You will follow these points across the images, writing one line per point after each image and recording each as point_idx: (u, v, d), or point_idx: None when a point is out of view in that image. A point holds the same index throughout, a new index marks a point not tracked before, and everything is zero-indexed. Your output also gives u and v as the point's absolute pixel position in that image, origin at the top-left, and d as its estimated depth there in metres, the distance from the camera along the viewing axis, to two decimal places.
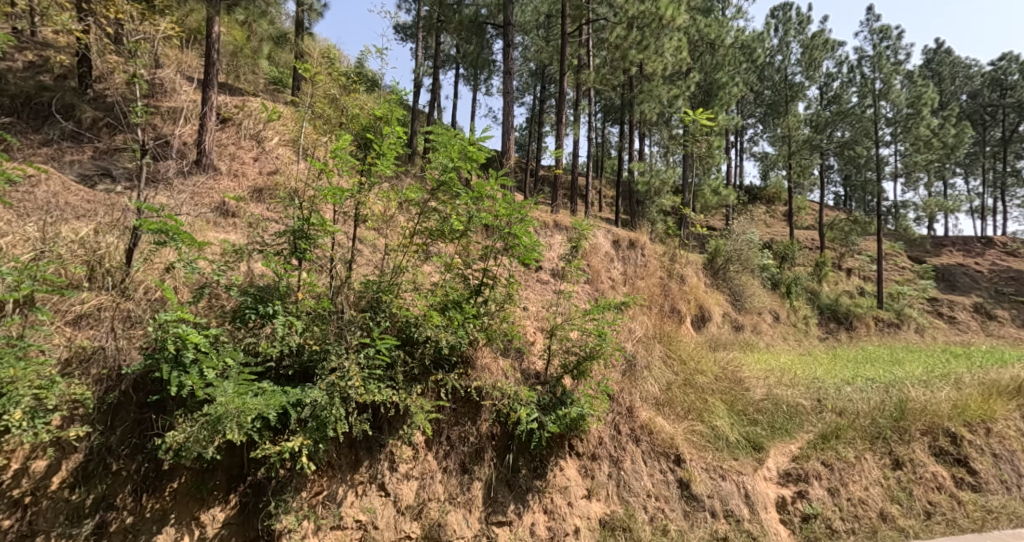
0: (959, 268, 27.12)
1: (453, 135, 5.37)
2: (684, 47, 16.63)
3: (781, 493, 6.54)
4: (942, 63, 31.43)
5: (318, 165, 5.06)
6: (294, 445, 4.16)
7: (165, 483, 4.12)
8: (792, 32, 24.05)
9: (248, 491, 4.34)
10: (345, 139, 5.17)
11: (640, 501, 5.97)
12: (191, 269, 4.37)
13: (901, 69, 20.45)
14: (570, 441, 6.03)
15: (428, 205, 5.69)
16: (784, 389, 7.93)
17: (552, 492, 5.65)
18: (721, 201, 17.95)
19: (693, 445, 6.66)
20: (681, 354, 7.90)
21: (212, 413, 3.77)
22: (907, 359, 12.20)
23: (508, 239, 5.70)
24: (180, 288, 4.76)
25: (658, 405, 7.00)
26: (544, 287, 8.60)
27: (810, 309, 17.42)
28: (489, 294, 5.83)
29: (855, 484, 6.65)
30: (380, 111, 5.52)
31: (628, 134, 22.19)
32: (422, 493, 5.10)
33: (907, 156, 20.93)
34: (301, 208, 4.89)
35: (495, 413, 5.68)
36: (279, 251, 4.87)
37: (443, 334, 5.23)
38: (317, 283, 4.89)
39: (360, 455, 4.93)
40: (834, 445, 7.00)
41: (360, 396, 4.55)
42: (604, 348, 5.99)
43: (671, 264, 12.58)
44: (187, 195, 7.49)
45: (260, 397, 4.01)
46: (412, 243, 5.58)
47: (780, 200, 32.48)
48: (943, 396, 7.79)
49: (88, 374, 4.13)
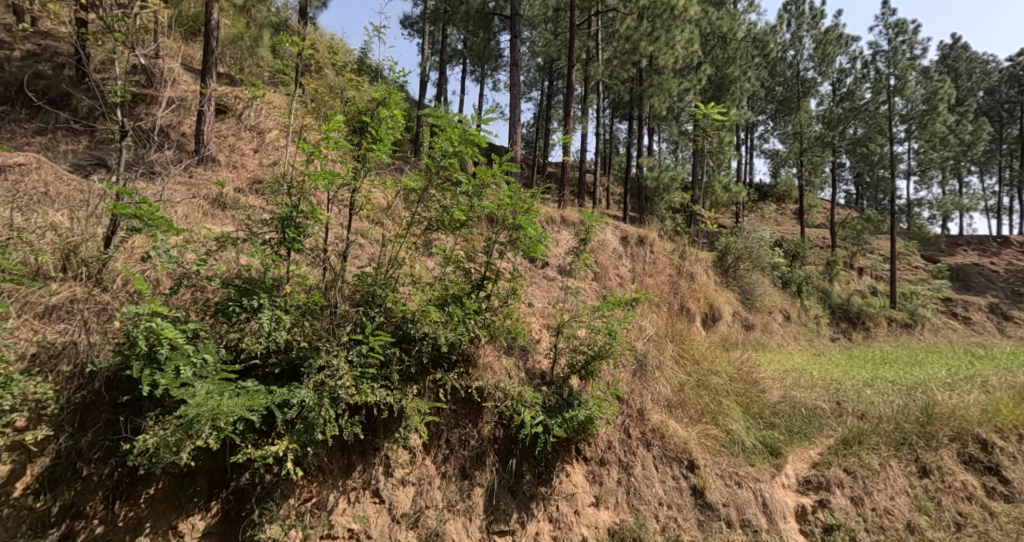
0: (973, 268, 26.52)
1: (455, 117, 5.01)
2: (696, 40, 16.23)
3: (800, 502, 6.18)
4: (959, 59, 30.57)
5: (308, 147, 4.69)
6: (278, 450, 3.86)
7: (141, 489, 3.83)
8: (806, 26, 23.55)
9: (231, 497, 4.04)
10: (339, 121, 4.82)
11: (651, 510, 5.63)
12: (168, 258, 3.94)
13: (917, 65, 19.92)
14: (577, 445, 5.69)
15: (428, 193, 5.36)
16: (801, 391, 7.61)
17: (558, 499, 5.33)
18: (731, 198, 17.54)
19: (707, 450, 6.31)
20: (694, 353, 7.56)
21: (185, 415, 3.46)
22: (927, 361, 11.70)
23: (513, 231, 5.33)
24: (154, 279, 4.40)
25: (669, 407, 6.66)
26: (551, 284, 8.24)
27: (821, 309, 16.96)
28: (492, 288, 5.47)
29: (880, 493, 6.24)
30: (378, 94, 5.18)
31: (637, 130, 21.76)
32: (420, 499, 4.78)
33: (922, 153, 20.35)
34: (289, 194, 4.55)
35: (498, 415, 5.34)
36: (266, 240, 4.50)
37: (442, 330, 4.90)
38: (307, 275, 4.54)
39: (353, 459, 4.62)
40: (856, 451, 6.65)
41: (352, 397, 4.21)
42: (614, 347, 5.64)
43: (680, 261, 12.12)
44: (183, 187, 7.21)
45: (239, 398, 3.68)
46: (410, 234, 5.21)
47: (791, 198, 31.94)
48: (972, 400, 7.39)
49: (57, 372, 3.83)
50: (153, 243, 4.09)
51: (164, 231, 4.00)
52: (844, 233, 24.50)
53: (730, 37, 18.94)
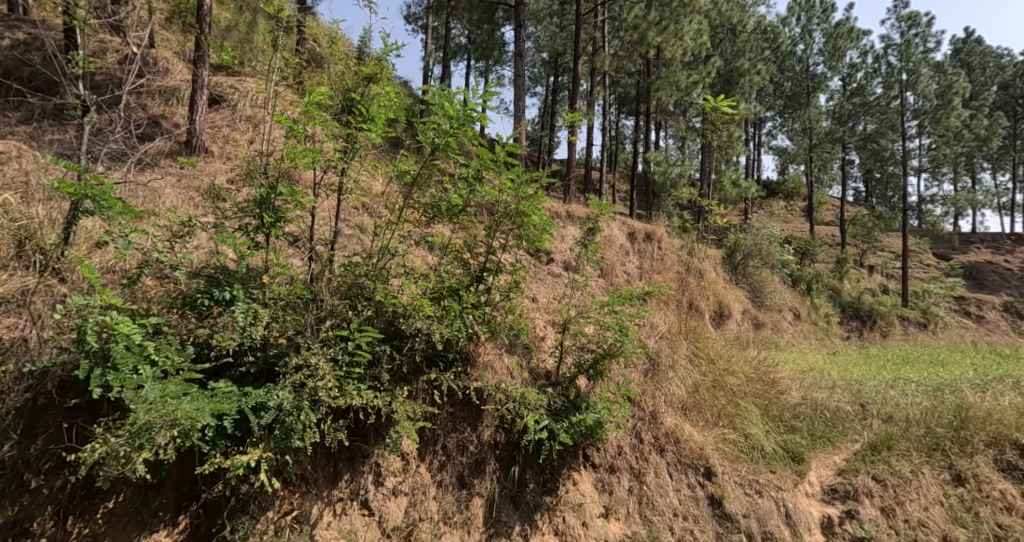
0: (987, 266, 25.88)
1: (453, 93, 4.56)
2: (704, 31, 15.58)
3: (826, 512, 5.73)
4: (972, 53, 29.95)
5: (286, 122, 4.27)
6: (250, 460, 3.45)
7: (98, 503, 3.44)
8: (816, 20, 22.97)
9: (201, 511, 3.65)
10: (323, 95, 4.40)
11: (665, 521, 5.19)
12: (126, 244, 3.46)
13: (930, 59, 19.24)
14: (585, 451, 5.27)
15: (422, 178, 4.92)
16: (822, 393, 7.19)
17: (564, 510, 4.89)
18: (741, 194, 17.02)
19: (724, 456, 5.86)
20: (709, 352, 7.13)
21: (135, 422, 3.03)
22: (949, 360, 11.16)
23: (515, 219, 4.86)
24: (110, 270, 3.97)
25: (684, 409, 6.23)
26: (556, 280, 7.78)
27: (831, 307, 16.41)
28: (492, 281, 5.02)
29: (912, 503, 5.78)
30: (368, 69, 4.77)
31: (643, 126, 21.25)
32: (413, 511, 4.37)
33: (934, 150, 19.82)
34: (266, 175, 4.11)
35: (498, 419, 4.91)
36: (241, 226, 4.07)
37: (437, 326, 4.45)
38: (287, 266, 4.13)
39: (339, 467, 4.21)
40: (886, 457, 6.20)
41: (334, 400, 3.77)
42: (625, 345, 5.18)
43: (688, 259, 11.61)
44: (173, 174, 6.80)
45: (203, 402, 3.25)
46: (404, 221, 4.77)
47: (800, 196, 31.25)
48: (1007, 403, 6.90)
49: (2, 371, 3.43)
50: (108, 227, 3.63)
51: (117, 214, 3.52)
52: (854, 230, 23.90)
53: (740, 31, 17.70)
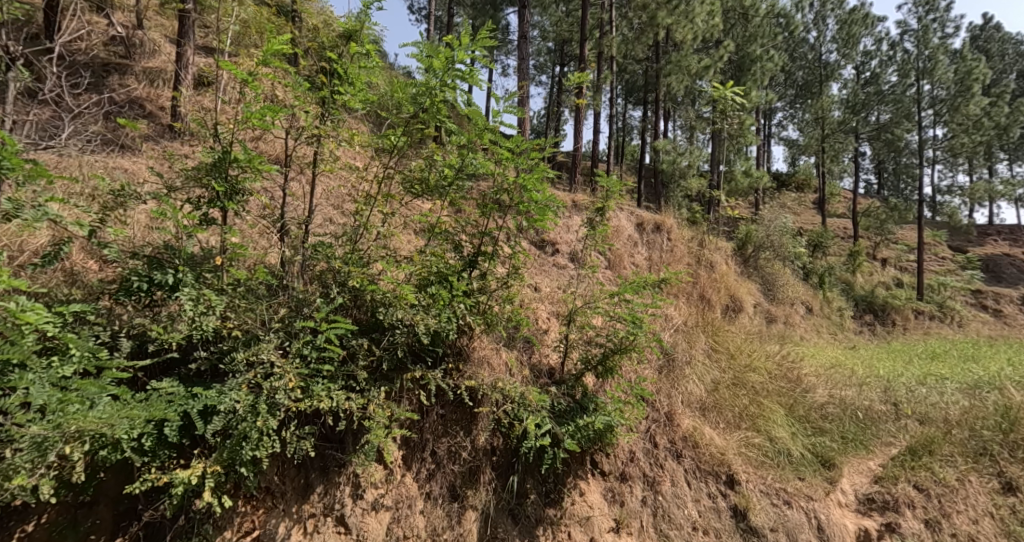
0: (1005, 259, 24.98)
1: (446, 45, 3.92)
2: (717, 12, 14.53)
3: (862, 525, 5.11)
4: (991, 39, 28.79)
5: (235, 71, 3.53)
6: (190, 476, 2.90)
7: (16, 525, 2.92)
8: (830, 5, 22.02)
9: (142, 533, 3.14)
10: (286, 43, 3.69)
11: (683, 536, 4.62)
12: (38, 215, 2.91)
13: (949, 44, 18.34)
14: (592, 456, 4.69)
15: (403, 146, 4.29)
16: (852, 391, 6.56)
17: (570, 524, 4.33)
18: (752, 184, 16.18)
19: (748, 462, 5.25)
20: (729, 347, 6.56)
21: (35, 431, 2.50)
22: (978, 357, 10.42)
23: (513, 194, 4.26)
24: (27, 250, 3.48)
25: (702, 410, 5.64)
26: (561, 272, 7.14)
27: (844, 301, 15.64)
28: (488, 267, 4.37)
29: (959, 516, 5.23)
30: (346, 23, 4.12)
31: (651, 116, 20.43)
32: (396, 527, 3.82)
33: (951, 139, 18.81)
34: (219, 139, 3.49)
35: (495, 422, 4.33)
36: (189, 200, 3.49)
37: (421, 316, 3.87)
38: (247, 246, 3.54)
39: (311, 478, 3.67)
40: (927, 463, 5.59)
41: (296, 402, 3.21)
42: (638, 339, 4.57)
43: (699, 250, 10.91)
44: (157, 150, 5.88)
45: (124, 408, 2.71)
46: (384, 196, 4.17)
47: (811, 187, 30.28)
48: None
49: None
50: (16, 193, 3.01)
51: (23, 177, 2.85)
52: (867, 222, 23.06)
53: (752, 13, 17.09)
